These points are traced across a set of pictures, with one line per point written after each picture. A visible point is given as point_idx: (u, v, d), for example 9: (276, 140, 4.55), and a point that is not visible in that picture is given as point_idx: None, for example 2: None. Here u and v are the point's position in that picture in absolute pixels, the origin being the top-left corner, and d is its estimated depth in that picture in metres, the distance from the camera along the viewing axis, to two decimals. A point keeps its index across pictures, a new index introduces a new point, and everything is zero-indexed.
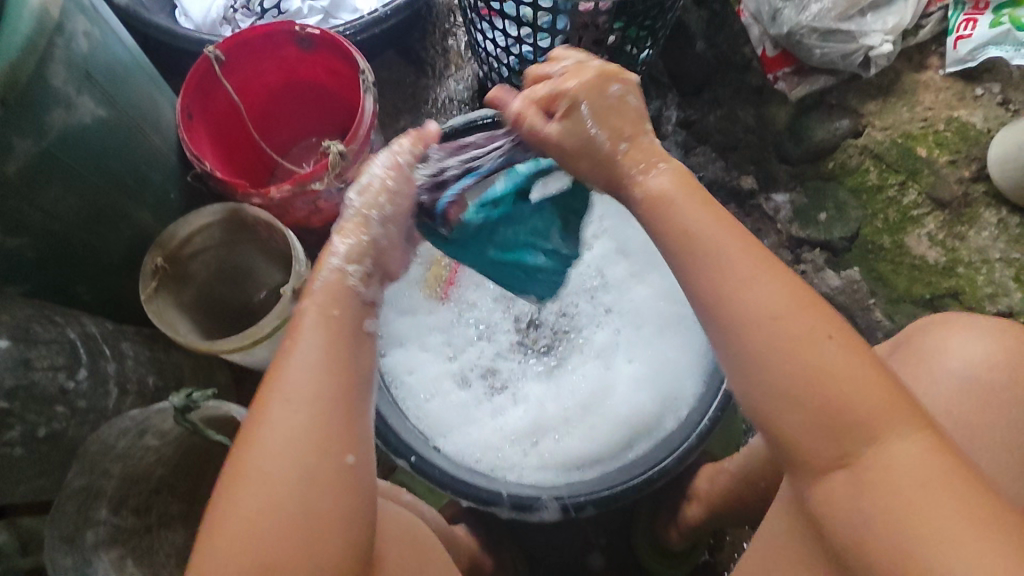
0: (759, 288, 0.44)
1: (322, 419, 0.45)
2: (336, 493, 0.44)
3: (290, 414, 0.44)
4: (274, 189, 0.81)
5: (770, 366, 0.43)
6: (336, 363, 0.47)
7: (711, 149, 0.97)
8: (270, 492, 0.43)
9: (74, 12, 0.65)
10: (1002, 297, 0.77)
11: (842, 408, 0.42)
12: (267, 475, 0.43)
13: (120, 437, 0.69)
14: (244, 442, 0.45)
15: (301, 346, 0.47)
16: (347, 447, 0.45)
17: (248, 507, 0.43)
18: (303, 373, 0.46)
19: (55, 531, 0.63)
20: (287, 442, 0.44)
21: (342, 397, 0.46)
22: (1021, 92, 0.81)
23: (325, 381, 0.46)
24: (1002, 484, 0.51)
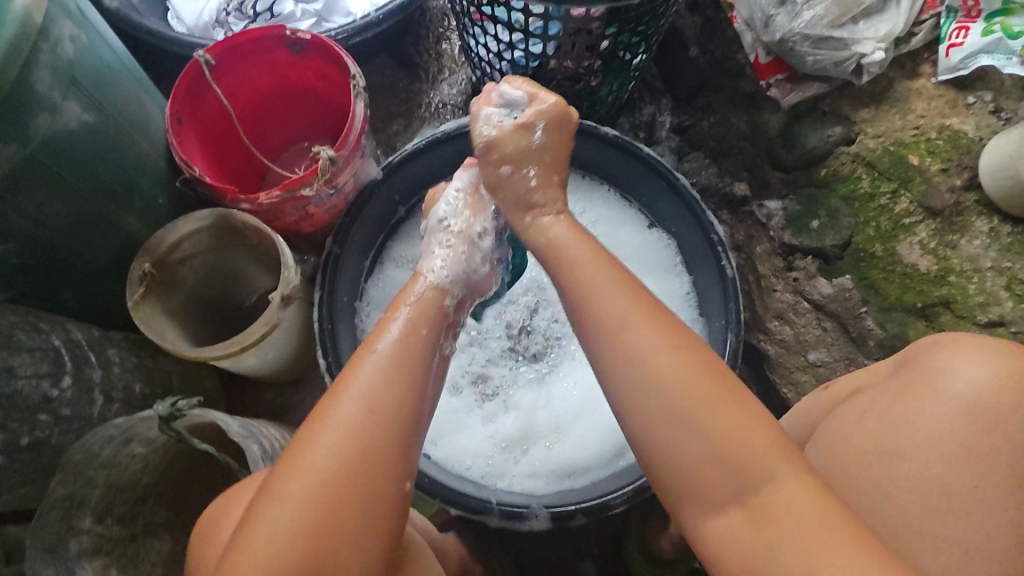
0: (661, 353, 0.51)
1: (386, 424, 0.49)
2: (382, 494, 0.47)
3: (359, 414, 0.48)
4: (263, 194, 0.80)
5: (670, 431, 0.49)
6: (407, 376, 0.51)
7: (704, 155, 0.99)
8: (322, 484, 0.46)
9: (59, 16, 0.65)
10: (993, 306, 0.77)
11: (744, 456, 0.48)
12: (319, 468, 0.47)
13: (105, 446, 0.66)
14: (307, 433, 0.49)
15: (377, 354, 0.52)
16: (401, 456, 0.49)
17: (300, 495, 0.46)
18: (378, 378, 0.50)
19: (36, 542, 0.61)
20: (339, 444, 0.47)
21: (408, 408, 0.50)
22: (1013, 100, 0.80)
23: (396, 388, 0.50)
24: (996, 502, 0.51)
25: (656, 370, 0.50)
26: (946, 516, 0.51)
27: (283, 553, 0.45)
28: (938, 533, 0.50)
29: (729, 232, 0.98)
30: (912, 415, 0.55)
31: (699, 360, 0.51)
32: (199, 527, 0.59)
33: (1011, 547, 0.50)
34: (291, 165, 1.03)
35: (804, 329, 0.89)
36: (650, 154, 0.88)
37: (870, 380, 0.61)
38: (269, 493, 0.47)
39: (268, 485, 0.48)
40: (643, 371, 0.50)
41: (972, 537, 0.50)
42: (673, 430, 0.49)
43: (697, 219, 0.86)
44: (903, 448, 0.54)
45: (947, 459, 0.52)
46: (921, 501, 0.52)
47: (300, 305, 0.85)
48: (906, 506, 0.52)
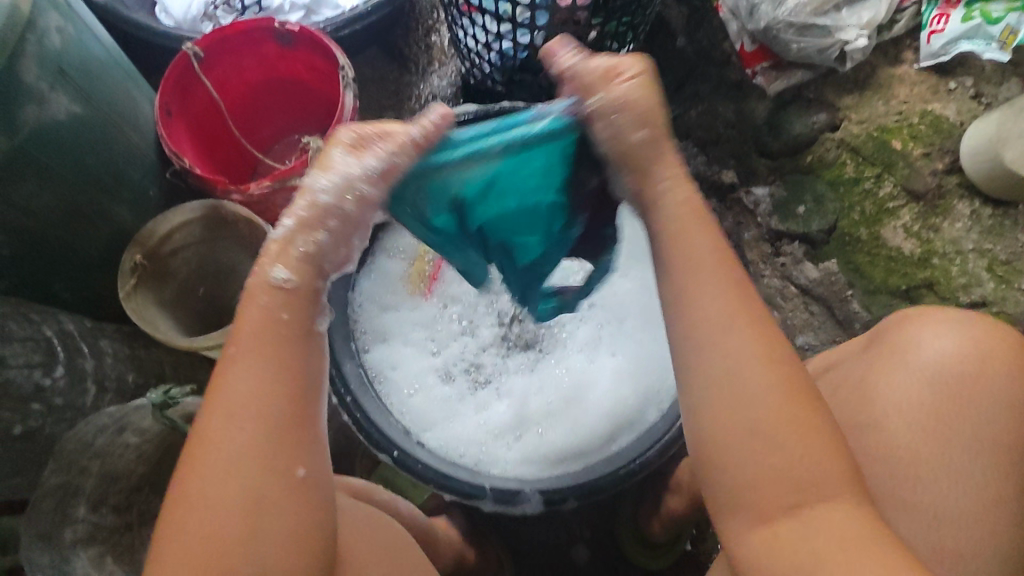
0: (736, 349, 0.46)
1: (259, 430, 0.44)
2: (280, 505, 0.44)
3: (228, 427, 0.44)
4: (254, 184, 0.81)
5: (716, 402, 0.46)
6: (279, 369, 0.45)
7: (692, 144, 0.98)
8: (208, 509, 0.43)
9: (46, 7, 0.65)
10: (976, 287, 0.78)
11: (789, 457, 0.44)
12: (198, 496, 0.43)
13: (97, 434, 0.68)
14: (185, 460, 0.44)
15: (238, 357, 0.45)
16: (288, 456, 0.45)
17: (188, 531, 0.43)
18: (247, 385, 0.45)
19: (32, 530, 0.63)
20: (220, 458, 0.43)
21: (286, 406, 0.45)
22: (993, 86, 0.81)
23: (267, 389, 0.45)
24: (975, 473, 0.52)
25: (733, 384, 0.46)
26: (920, 485, 0.52)
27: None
28: (916, 503, 0.51)
29: (718, 220, 0.96)
30: (882, 387, 0.56)
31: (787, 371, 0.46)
32: None
33: (979, 513, 0.51)
34: (282, 158, 1.03)
35: (792, 313, 0.90)
36: None
37: (843, 356, 0.62)
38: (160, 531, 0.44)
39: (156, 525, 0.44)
40: (710, 369, 0.46)
41: (938, 502, 0.51)
42: (733, 446, 0.45)
43: None
44: (876, 420, 0.55)
45: (921, 429, 0.54)
46: (892, 470, 0.53)
47: None
48: (879, 474, 0.53)
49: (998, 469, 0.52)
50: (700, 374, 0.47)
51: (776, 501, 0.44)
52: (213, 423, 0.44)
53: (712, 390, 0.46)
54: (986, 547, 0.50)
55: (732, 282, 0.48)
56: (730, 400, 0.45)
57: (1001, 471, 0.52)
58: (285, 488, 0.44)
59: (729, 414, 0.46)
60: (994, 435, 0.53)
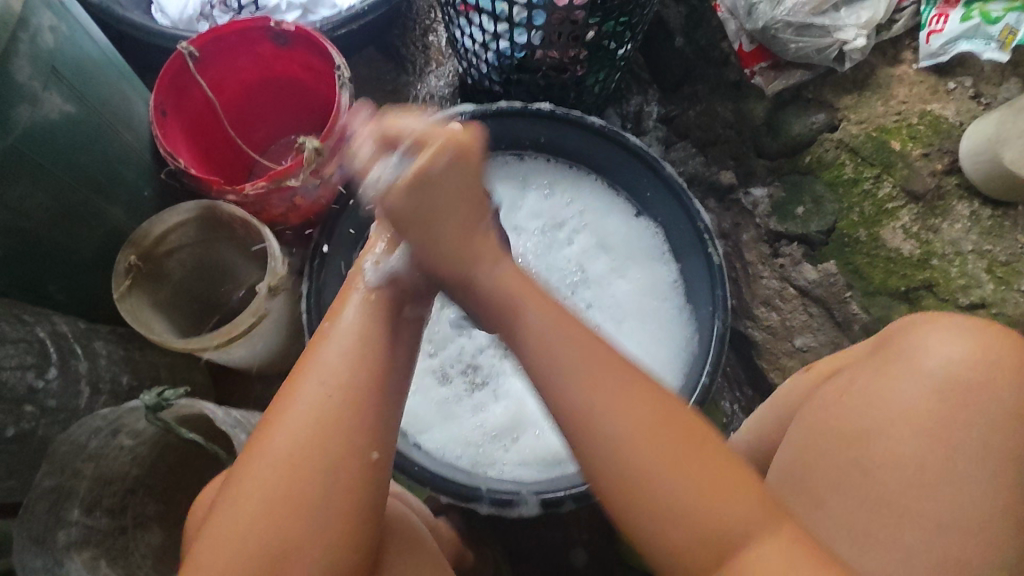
0: (622, 397, 0.43)
1: (336, 399, 0.46)
2: (341, 476, 0.44)
3: (315, 396, 0.46)
4: (249, 184, 0.81)
5: (605, 452, 0.42)
6: (370, 351, 0.48)
7: (691, 144, 1.01)
8: (285, 470, 0.44)
9: (39, 6, 0.65)
10: (975, 288, 0.78)
11: (705, 510, 0.41)
12: (275, 455, 0.45)
13: (91, 436, 0.67)
14: (268, 416, 0.47)
15: (335, 335, 0.49)
16: (366, 433, 0.46)
17: (259, 486, 0.44)
18: (327, 368, 0.47)
19: (25, 532, 0.62)
20: (302, 423, 0.45)
21: (363, 382, 0.46)
22: (993, 86, 0.81)
23: (354, 363, 0.47)
24: (975, 479, 0.51)
25: (622, 442, 0.42)
26: (922, 490, 0.52)
27: (257, 539, 0.44)
28: (914, 509, 0.51)
29: (717, 220, 1.00)
30: (882, 392, 0.56)
31: (666, 416, 0.43)
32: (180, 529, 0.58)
33: (980, 519, 0.50)
34: (279, 158, 1.03)
35: (790, 315, 0.91)
36: (669, 170, 0.87)
37: (848, 361, 0.62)
38: (235, 480, 0.46)
39: (229, 481, 0.46)
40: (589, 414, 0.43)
41: (939, 508, 0.51)
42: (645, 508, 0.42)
43: (681, 206, 0.87)
44: (878, 426, 0.55)
45: (920, 434, 0.53)
46: (893, 475, 0.53)
47: (288, 296, 0.85)
48: (880, 477, 0.53)
49: (999, 474, 0.52)
50: (579, 424, 0.43)
51: (708, 556, 0.42)
52: (296, 391, 0.46)
53: (594, 435, 0.43)
54: (984, 551, 0.50)
55: (597, 331, 0.45)
56: (629, 457, 0.42)
57: (1001, 476, 0.52)
58: (356, 464, 0.45)
59: (626, 475, 0.42)
60: (998, 441, 0.53)
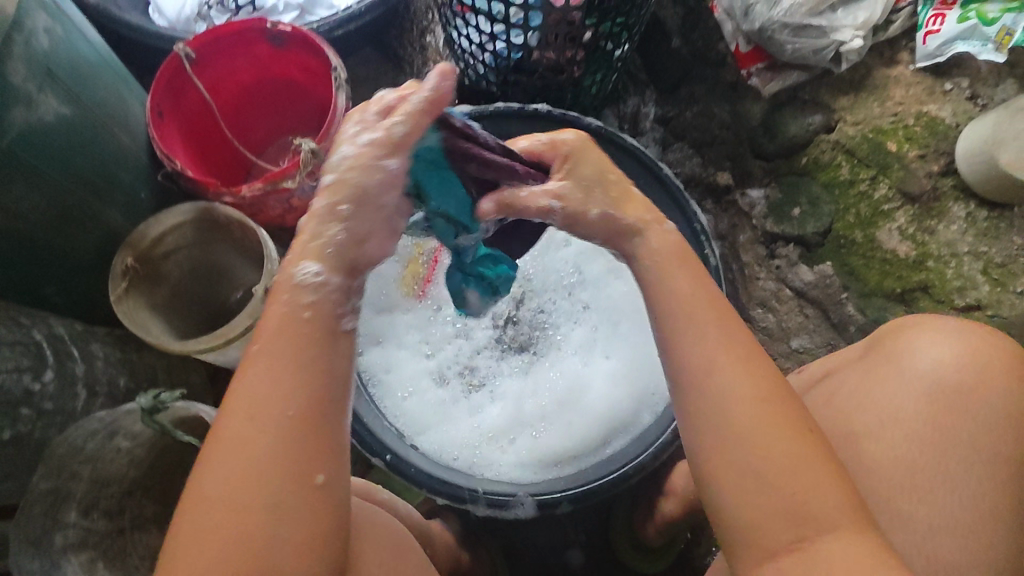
0: (735, 388, 0.48)
1: (280, 431, 0.44)
2: (293, 505, 0.43)
3: (245, 429, 0.44)
4: (246, 187, 0.81)
5: (713, 446, 0.48)
6: (298, 374, 0.45)
7: (687, 145, 1.01)
8: (224, 511, 0.42)
9: (33, 9, 0.65)
10: (971, 290, 0.78)
11: (795, 498, 0.45)
12: (213, 499, 0.43)
13: (87, 439, 0.68)
14: (206, 453, 0.44)
15: (256, 358, 0.45)
16: (307, 458, 0.44)
17: (198, 532, 0.42)
18: (254, 398, 0.44)
19: (21, 534, 0.63)
20: (240, 461, 0.43)
21: (303, 411, 0.45)
22: (989, 86, 0.81)
23: (285, 391, 0.44)
24: (968, 483, 0.51)
25: (741, 421, 0.47)
26: (915, 493, 0.52)
27: None
28: (908, 513, 0.51)
29: (713, 221, 1.00)
30: (878, 396, 0.56)
31: (780, 408, 0.48)
32: None
33: (974, 522, 0.50)
34: (276, 159, 1.03)
35: (786, 316, 0.91)
36: (666, 171, 0.87)
37: (838, 364, 0.62)
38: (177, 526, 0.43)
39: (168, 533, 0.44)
40: (715, 412, 0.48)
41: (934, 513, 0.51)
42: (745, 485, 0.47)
43: (680, 209, 0.87)
44: (871, 428, 0.55)
45: (914, 437, 0.53)
46: (887, 478, 0.53)
47: None
48: (874, 481, 0.53)
49: (991, 478, 0.52)
50: (693, 414, 0.49)
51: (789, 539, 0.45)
52: (229, 426, 0.44)
53: (718, 427, 0.48)
54: (979, 555, 0.50)
55: (728, 338, 0.50)
56: (741, 435, 0.47)
57: (993, 480, 0.52)
58: (302, 489, 0.44)
59: (737, 458, 0.47)
60: (990, 444, 0.53)
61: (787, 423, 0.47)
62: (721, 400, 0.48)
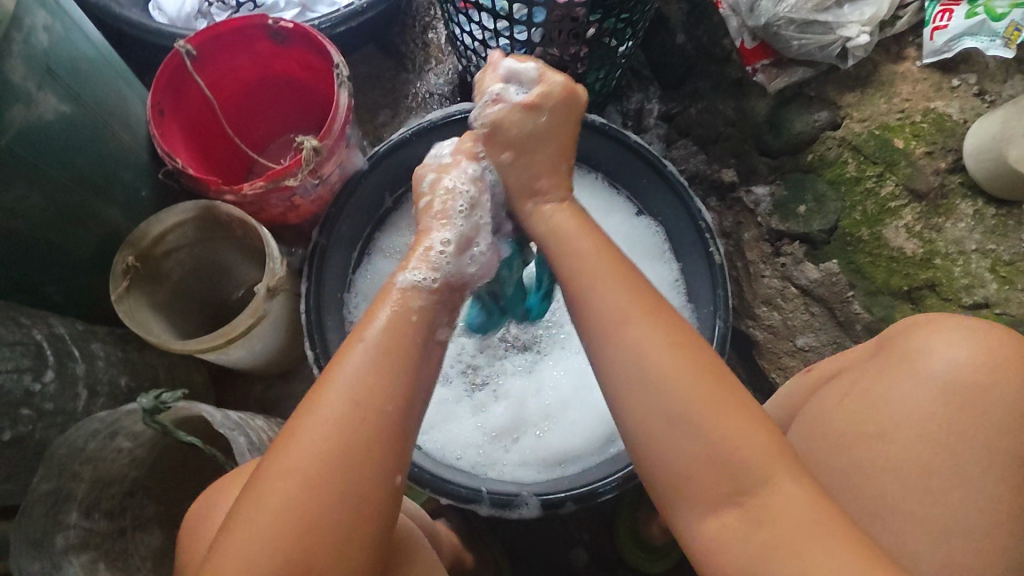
0: (667, 363, 0.50)
1: (376, 412, 0.47)
2: (374, 473, 0.46)
3: (345, 407, 0.47)
4: (247, 185, 0.80)
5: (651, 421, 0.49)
6: (402, 365, 0.50)
7: (692, 142, 1.01)
8: (309, 477, 0.45)
9: (32, 5, 0.64)
10: (978, 288, 0.77)
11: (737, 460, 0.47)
12: (302, 463, 0.45)
13: (89, 440, 0.66)
14: (301, 419, 0.47)
15: (365, 346, 0.50)
16: (393, 450, 0.47)
17: (282, 490, 0.45)
18: (357, 379, 0.48)
19: (23, 536, 0.61)
20: (335, 434, 0.46)
21: (400, 388, 0.49)
22: (997, 83, 0.80)
23: (390, 379, 0.49)
24: (980, 484, 0.51)
25: (671, 397, 0.49)
26: (925, 495, 0.51)
27: (274, 543, 0.44)
28: (917, 514, 0.51)
29: (718, 219, 0.99)
30: (888, 397, 0.55)
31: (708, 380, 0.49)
32: (182, 528, 0.58)
33: (985, 523, 0.50)
34: (278, 157, 1.02)
35: (791, 315, 0.91)
36: (671, 168, 0.86)
37: (847, 364, 0.61)
38: (251, 486, 0.46)
39: (250, 485, 0.46)
40: (648, 387, 0.49)
41: (946, 515, 0.50)
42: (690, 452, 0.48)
43: (684, 206, 0.86)
44: (880, 429, 0.54)
45: (924, 437, 0.53)
46: (894, 479, 0.52)
47: (287, 297, 0.85)
48: (883, 481, 0.52)
49: (1003, 479, 0.51)
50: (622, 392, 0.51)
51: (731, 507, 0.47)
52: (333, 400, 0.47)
53: (650, 407, 0.49)
54: (988, 557, 0.49)
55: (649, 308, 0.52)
56: (678, 409, 0.48)
57: (1005, 481, 0.51)
58: (381, 477, 0.46)
59: (673, 433, 0.48)
60: (1002, 444, 0.52)
61: (722, 394, 0.49)
62: (646, 371, 0.50)
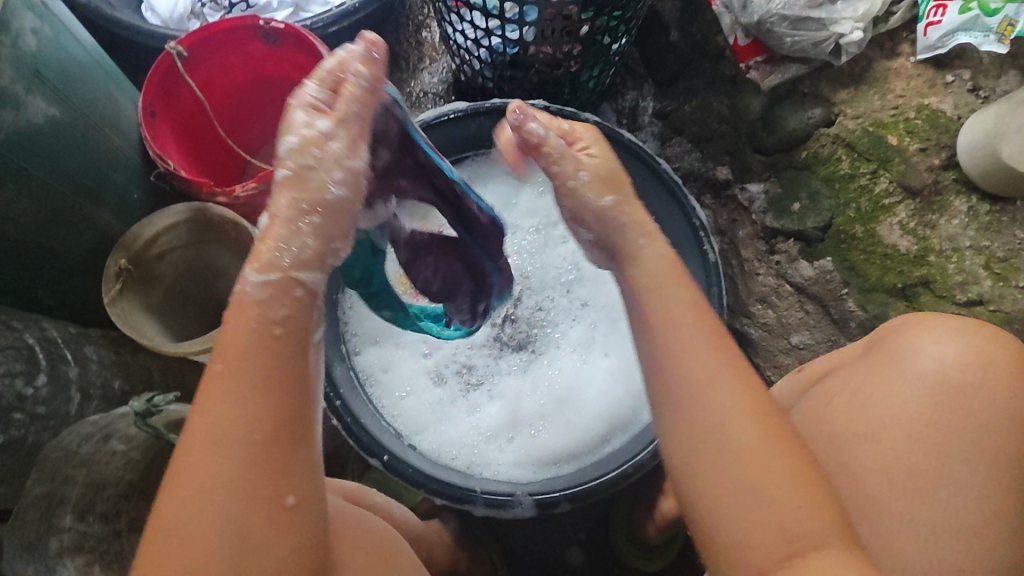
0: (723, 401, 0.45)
1: (248, 455, 0.39)
2: (266, 521, 0.40)
3: (210, 454, 0.39)
4: (239, 186, 0.80)
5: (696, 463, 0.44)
6: (264, 388, 0.40)
7: (686, 140, 1.01)
8: (190, 542, 0.38)
9: (19, 8, 0.64)
10: (973, 285, 0.77)
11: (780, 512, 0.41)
12: (177, 530, 0.38)
13: (82, 442, 0.69)
14: (170, 479, 0.39)
15: (222, 378, 0.40)
16: (278, 487, 0.40)
17: (159, 565, 0.38)
18: (222, 420, 0.40)
19: (17, 540, 0.62)
20: (209, 488, 0.39)
21: (272, 429, 0.40)
22: (991, 78, 0.79)
23: (255, 408, 0.40)
24: (970, 485, 0.51)
25: (702, 421, 0.45)
26: (913, 495, 0.51)
27: None
28: (906, 514, 0.51)
29: (713, 217, 1.00)
30: (878, 397, 0.55)
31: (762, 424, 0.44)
32: None
33: (973, 523, 0.50)
34: (271, 158, 1.02)
35: (786, 313, 0.91)
36: (664, 166, 0.86)
37: (839, 363, 0.62)
38: None
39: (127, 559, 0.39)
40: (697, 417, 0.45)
41: (933, 514, 0.50)
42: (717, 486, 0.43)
43: (679, 204, 0.86)
44: (871, 429, 0.54)
45: (914, 438, 0.53)
46: (885, 480, 0.52)
47: None
48: (875, 482, 0.52)
49: (994, 478, 0.51)
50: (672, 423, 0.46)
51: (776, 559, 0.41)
52: (199, 449, 0.39)
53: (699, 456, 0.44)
54: (978, 558, 0.49)
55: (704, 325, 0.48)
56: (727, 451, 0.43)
57: (995, 481, 0.51)
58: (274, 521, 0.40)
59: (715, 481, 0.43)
60: (991, 445, 0.52)
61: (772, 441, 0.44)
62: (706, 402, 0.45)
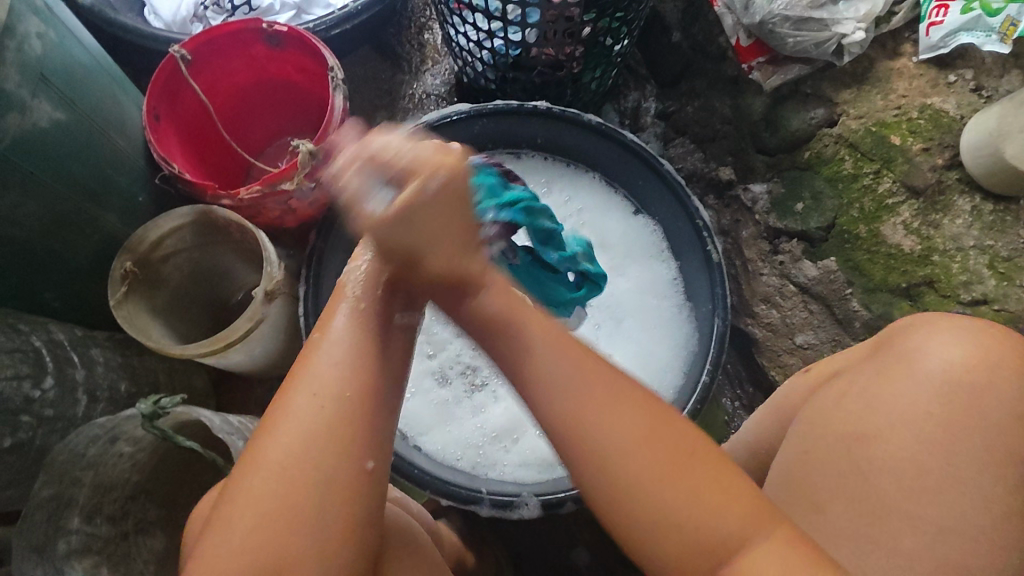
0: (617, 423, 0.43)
1: (338, 407, 0.45)
2: (348, 468, 0.45)
3: (308, 403, 0.45)
4: (244, 189, 0.81)
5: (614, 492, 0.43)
6: (365, 350, 0.48)
7: (689, 140, 1.01)
8: (281, 475, 0.44)
9: (25, 13, 0.64)
10: (977, 284, 0.77)
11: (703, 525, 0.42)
12: (274, 461, 0.44)
13: (88, 445, 0.67)
14: (269, 422, 0.46)
15: (331, 340, 0.48)
16: (364, 440, 0.45)
17: (257, 491, 0.44)
18: (322, 372, 0.46)
19: (22, 541, 0.61)
20: (306, 432, 0.45)
21: (357, 388, 0.46)
22: (994, 78, 0.80)
23: (354, 365, 0.47)
24: (978, 484, 0.51)
25: (608, 454, 0.42)
26: (923, 495, 0.51)
27: (253, 547, 0.43)
28: (914, 513, 0.51)
29: (716, 217, 1.00)
30: (885, 397, 0.55)
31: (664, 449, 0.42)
32: (184, 536, 0.58)
33: (983, 522, 0.50)
34: (276, 160, 1.02)
35: (790, 313, 0.91)
36: (666, 166, 0.86)
37: (845, 363, 0.61)
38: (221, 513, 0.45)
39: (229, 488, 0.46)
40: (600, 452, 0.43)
41: (943, 514, 0.50)
42: (659, 524, 0.42)
43: (681, 204, 0.86)
44: (879, 428, 0.54)
45: (923, 439, 0.53)
46: (894, 480, 0.52)
47: (285, 301, 0.85)
48: (884, 483, 0.52)
49: (1000, 476, 0.51)
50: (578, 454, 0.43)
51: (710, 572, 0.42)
52: (298, 397, 0.46)
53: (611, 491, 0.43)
54: (985, 556, 0.49)
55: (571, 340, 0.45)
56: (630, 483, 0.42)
57: (1002, 480, 0.51)
58: (350, 475, 0.44)
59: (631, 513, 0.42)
60: (997, 444, 0.52)
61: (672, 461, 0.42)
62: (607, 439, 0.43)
